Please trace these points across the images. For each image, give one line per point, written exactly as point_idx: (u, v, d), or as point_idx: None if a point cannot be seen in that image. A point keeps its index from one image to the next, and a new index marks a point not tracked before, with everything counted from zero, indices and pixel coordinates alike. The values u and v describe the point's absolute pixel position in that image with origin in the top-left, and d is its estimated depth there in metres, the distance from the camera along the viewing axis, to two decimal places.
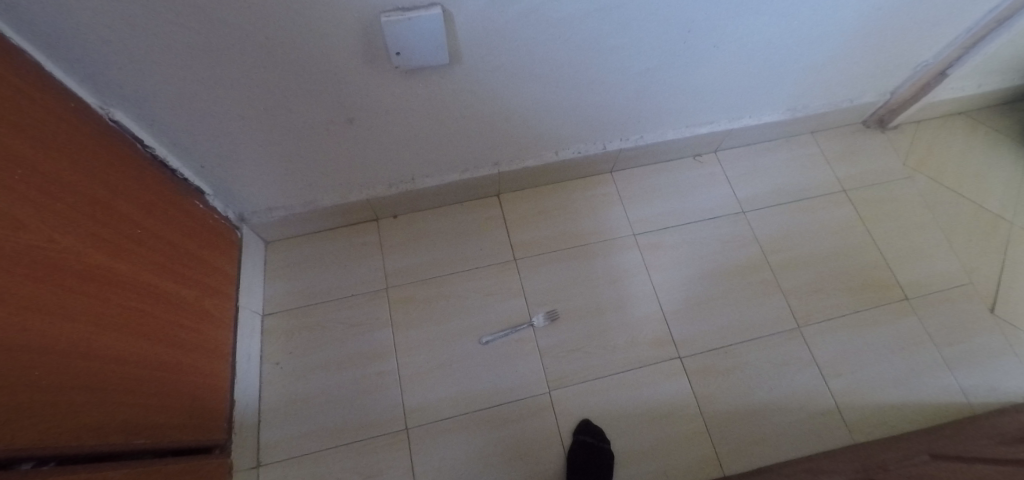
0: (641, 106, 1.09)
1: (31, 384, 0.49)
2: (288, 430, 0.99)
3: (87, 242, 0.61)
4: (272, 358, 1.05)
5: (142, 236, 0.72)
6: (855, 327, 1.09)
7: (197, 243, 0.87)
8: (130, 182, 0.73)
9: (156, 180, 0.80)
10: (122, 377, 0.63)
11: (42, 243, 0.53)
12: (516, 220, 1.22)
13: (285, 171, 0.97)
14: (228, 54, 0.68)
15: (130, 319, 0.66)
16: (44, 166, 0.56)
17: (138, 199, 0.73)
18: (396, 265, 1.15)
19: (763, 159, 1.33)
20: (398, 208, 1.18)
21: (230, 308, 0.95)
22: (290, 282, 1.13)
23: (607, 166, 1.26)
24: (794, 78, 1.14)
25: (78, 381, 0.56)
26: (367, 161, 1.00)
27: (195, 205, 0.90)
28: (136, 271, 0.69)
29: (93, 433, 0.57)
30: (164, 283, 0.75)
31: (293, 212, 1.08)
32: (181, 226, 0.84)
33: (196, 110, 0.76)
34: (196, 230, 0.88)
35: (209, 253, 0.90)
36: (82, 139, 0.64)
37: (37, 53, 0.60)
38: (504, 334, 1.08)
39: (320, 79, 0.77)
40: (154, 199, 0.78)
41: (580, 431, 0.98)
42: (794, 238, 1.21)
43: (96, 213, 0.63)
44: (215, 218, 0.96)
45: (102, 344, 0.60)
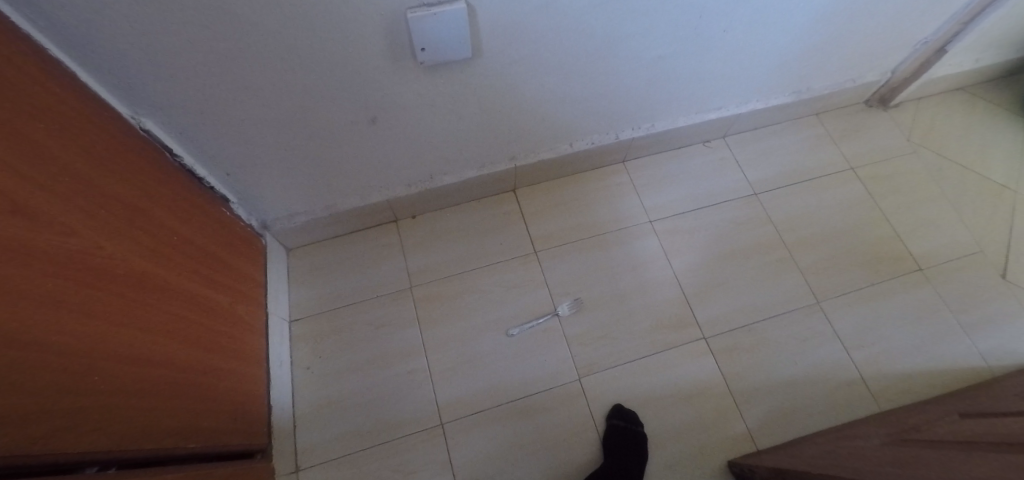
0: (652, 94, 1.10)
1: (89, 389, 0.49)
2: (324, 432, 0.99)
3: (129, 249, 0.61)
4: (303, 363, 1.06)
5: (177, 242, 0.72)
6: (874, 300, 1.11)
7: (227, 249, 0.88)
8: (163, 190, 0.73)
9: (186, 188, 0.80)
10: (170, 382, 0.63)
11: (87, 248, 0.53)
12: (533, 214, 1.23)
13: (307, 175, 0.97)
14: (254, 55, 0.69)
15: (174, 324, 0.67)
16: (84, 174, 0.56)
17: (171, 206, 0.74)
18: (418, 264, 1.16)
19: (771, 142, 1.36)
20: (417, 207, 1.19)
21: (261, 314, 0.95)
22: (314, 287, 1.13)
23: (619, 156, 1.28)
24: (800, 59, 1.16)
25: (132, 386, 0.56)
26: (387, 161, 1.01)
27: (222, 212, 0.90)
28: (175, 277, 0.69)
29: (148, 437, 0.58)
30: (200, 289, 0.75)
31: (315, 217, 1.09)
32: (212, 233, 0.84)
33: (221, 115, 0.77)
34: (225, 237, 0.89)
35: (238, 260, 0.91)
36: (118, 149, 0.65)
37: (73, 64, 0.61)
38: (530, 325, 1.10)
39: (344, 78, 0.78)
40: (185, 205, 0.78)
41: (614, 416, 0.99)
42: (807, 216, 1.23)
43: (134, 220, 0.64)
44: (242, 226, 0.96)
45: (151, 350, 0.61)
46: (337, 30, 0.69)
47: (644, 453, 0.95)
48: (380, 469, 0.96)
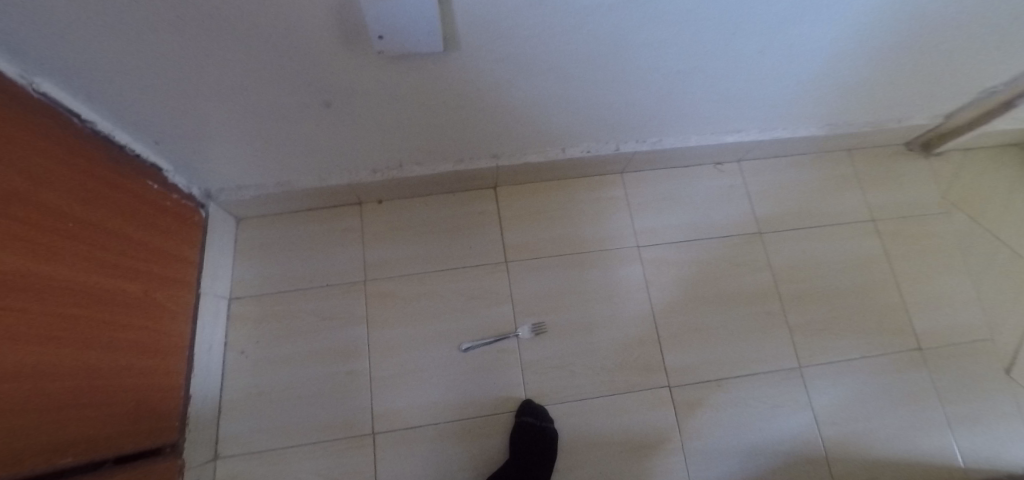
0: (665, 109, 0.96)
1: None
2: (250, 424, 0.94)
3: (16, 246, 0.52)
4: (238, 346, 0.99)
5: (76, 229, 0.62)
6: (860, 374, 1.02)
7: (148, 229, 0.78)
8: (60, 166, 0.61)
9: (95, 159, 0.69)
10: (60, 393, 0.56)
11: None
12: (511, 218, 1.12)
13: (255, 152, 0.86)
14: (170, 27, 0.55)
15: (65, 327, 0.58)
16: None
17: (71, 185, 0.63)
18: (376, 256, 1.07)
19: (790, 175, 1.21)
20: (384, 193, 1.08)
21: (188, 295, 0.87)
22: (262, 265, 1.05)
23: (618, 167, 1.15)
24: (844, 91, 1.00)
25: (14, 405, 0.49)
26: (348, 146, 0.89)
27: (146, 184, 0.79)
28: (69, 272, 0.60)
29: (33, 459, 0.51)
30: (105, 281, 0.66)
31: (265, 192, 0.98)
32: (130, 211, 0.74)
33: (138, 83, 0.64)
34: (146, 214, 0.78)
35: (164, 239, 0.81)
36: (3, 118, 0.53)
37: None
38: (484, 343, 1.02)
39: (288, 58, 0.64)
40: (95, 182, 0.67)
41: (522, 412, 0.95)
42: (810, 268, 1.11)
43: (25, 207, 0.54)
44: (173, 198, 0.86)
45: (37, 360, 0.53)
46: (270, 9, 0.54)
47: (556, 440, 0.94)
48: (302, 472, 0.91)
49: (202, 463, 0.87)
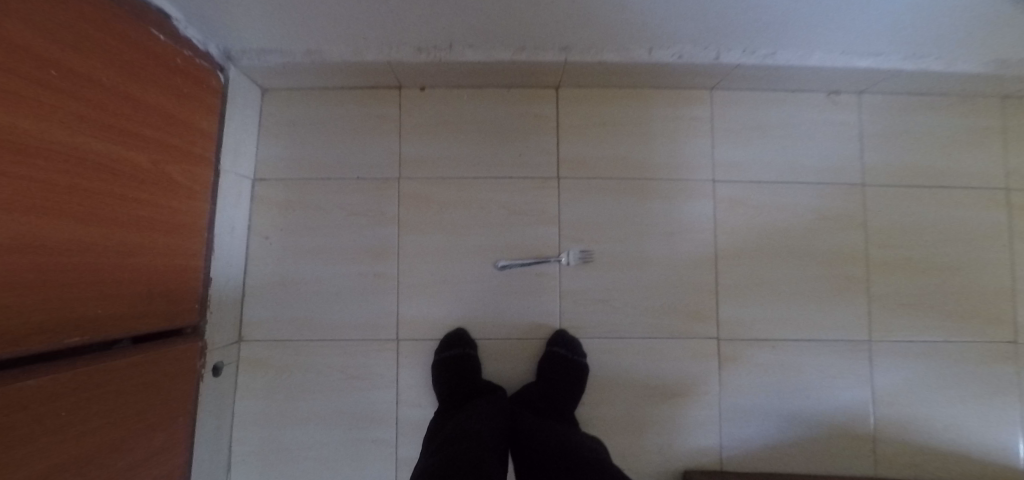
0: (797, 14, 0.73)
1: None
2: (274, 311, 0.91)
3: None
4: (262, 231, 0.92)
5: (68, 79, 0.50)
6: (937, 359, 0.91)
7: (157, 88, 0.65)
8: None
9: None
10: (55, 269, 0.49)
11: None
12: (571, 127, 0.95)
13: (276, 7, 0.69)
14: None
15: (59, 196, 0.49)
16: None
17: (58, 19, 0.49)
18: (414, 152, 0.94)
19: (919, 118, 0.98)
20: (427, 78, 0.91)
21: (206, 172, 0.78)
22: (289, 145, 0.94)
23: (710, 80, 0.94)
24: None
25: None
26: (389, 13, 0.71)
27: (152, 32, 0.65)
28: (62, 132, 0.49)
29: (23, 338, 0.46)
30: (108, 146, 0.56)
31: (291, 61, 0.83)
32: (132, 61, 0.61)
33: None
34: (155, 70, 0.65)
35: (173, 102, 0.69)
36: None
37: None
38: (523, 264, 0.91)
39: None
40: (83, 15, 0.53)
41: (553, 342, 0.89)
42: (912, 234, 0.94)
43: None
44: (185, 55, 0.72)
45: (20, 232, 0.45)
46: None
47: (585, 375, 0.89)
48: (324, 366, 0.89)
49: (226, 344, 0.85)
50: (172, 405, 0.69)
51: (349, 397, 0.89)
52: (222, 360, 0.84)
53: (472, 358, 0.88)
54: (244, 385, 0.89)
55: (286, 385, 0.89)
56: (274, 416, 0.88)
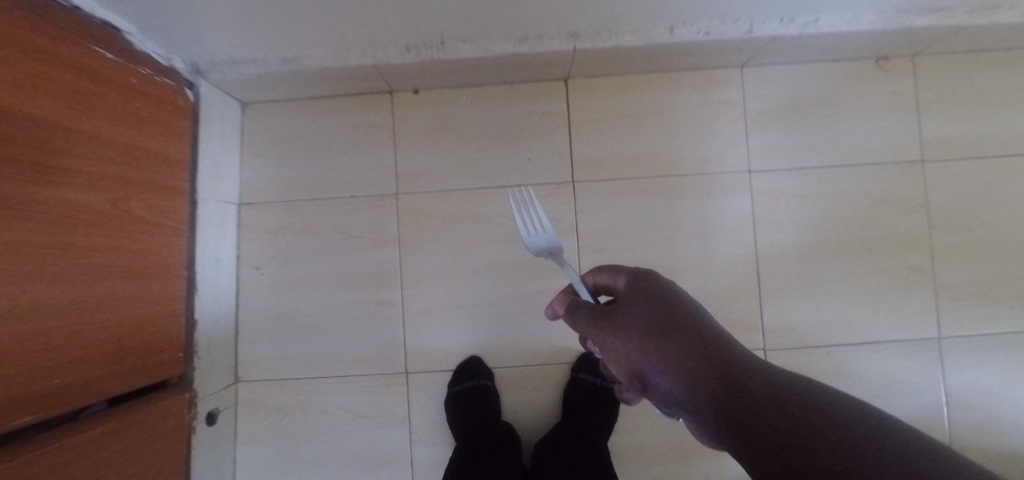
0: None
1: None
2: (270, 349, 0.83)
3: None
4: (252, 262, 0.84)
5: (46, 135, 0.49)
6: (1012, 349, 0.81)
7: (135, 124, 0.62)
8: (18, 41, 0.46)
9: (64, 44, 0.52)
10: (38, 338, 0.47)
11: None
12: (583, 123, 0.85)
13: (238, 11, 0.59)
14: None
15: (33, 258, 0.47)
16: None
17: (45, 81, 0.49)
18: (412, 164, 0.85)
19: (984, 80, 0.86)
20: (421, 79, 0.82)
21: (185, 207, 0.72)
22: (276, 165, 0.86)
23: (740, 57, 0.82)
24: None
25: None
26: (366, 8, 0.62)
27: (124, 64, 0.62)
28: (28, 190, 0.46)
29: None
30: (83, 196, 0.53)
31: (268, 71, 0.76)
32: (112, 104, 0.59)
33: None
34: (136, 103, 0.63)
35: (112, 120, 0.58)
36: None
37: None
38: (585, 311, 0.49)
39: None
40: (75, 74, 0.54)
41: (577, 369, 0.80)
42: (981, 212, 0.83)
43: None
44: (173, 99, 0.71)
45: (7, 305, 0.44)
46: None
47: (614, 407, 0.79)
48: (330, 405, 0.82)
49: (221, 389, 0.78)
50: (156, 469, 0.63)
51: (356, 438, 0.81)
52: (216, 407, 0.77)
53: (490, 390, 0.79)
54: (244, 431, 0.81)
55: (288, 428, 0.81)
56: (277, 462, 0.81)
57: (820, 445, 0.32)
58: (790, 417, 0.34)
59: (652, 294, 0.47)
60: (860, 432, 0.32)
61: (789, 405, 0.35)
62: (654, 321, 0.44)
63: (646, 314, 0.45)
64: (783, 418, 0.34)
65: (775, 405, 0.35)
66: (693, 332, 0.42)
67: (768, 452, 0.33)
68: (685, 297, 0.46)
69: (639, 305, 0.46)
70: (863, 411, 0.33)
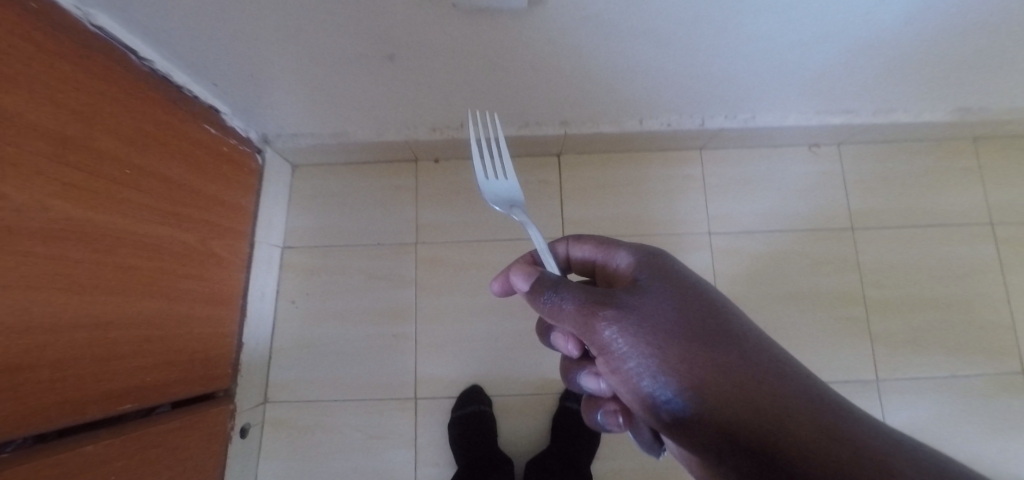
0: (755, 85, 0.80)
1: (72, 362, 0.51)
2: (297, 373, 0.95)
3: (106, 211, 0.56)
4: (289, 296, 0.99)
5: (160, 188, 0.66)
6: (941, 391, 0.94)
7: (218, 182, 0.80)
8: (151, 122, 0.65)
9: (181, 123, 0.72)
10: (136, 342, 0.61)
11: (28, 215, 0.46)
12: (573, 190, 1.03)
13: (309, 98, 0.82)
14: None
15: (141, 280, 0.62)
16: (68, 131, 0.51)
17: (164, 149, 0.68)
18: (430, 219, 1.02)
19: (897, 165, 1.06)
20: (441, 152, 1.02)
21: (245, 247, 0.88)
22: (316, 216, 1.04)
23: (698, 142, 1.03)
24: (980, 84, 0.83)
25: (94, 353, 0.54)
26: (405, 98, 0.84)
27: (219, 138, 0.82)
28: (145, 228, 0.63)
29: (99, 400, 0.56)
30: (178, 235, 0.70)
31: (322, 142, 0.97)
32: (205, 167, 0.77)
33: (204, 38, 0.62)
34: (221, 166, 0.82)
35: (203, 179, 0.76)
36: (107, 98, 0.58)
37: None
38: (593, 288, 0.45)
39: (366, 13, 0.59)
40: (185, 146, 0.72)
41: (565, 398, 0.92)
42: (904, 272, 1.00)
43: (123, 180, 0.59)
44: (248, 164, 0.90)
45: (119, 313, 0.58)
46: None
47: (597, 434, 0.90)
48: (346, 425, 0.92)
49: (253, 406, 0.90)
50: (200, 468, 0.73)
51: (368, 457, 0.91)
52: (248, 422, 0.88)
53: (488, 415, 0.90)
54: (268, 448, 0.91)
55: (308, 446, 0.91)
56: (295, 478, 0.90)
57: (808, 440, 0.36)
58: (785, 413, 0.38)
59: (666, 275, 0.47)
60: (837, 429, 0.37)
61: (781, 398, 0.39)
62: (673, 306, 0.44)
63: (663, 296, 0.45)
64: (776, 412, 0.38)
65: (769, 399, 0.39)
66: (705, 318, 0.44)
67: (757, 442, 0.37)
68: (697, 281, 0.47)
69: (655, 287, 0.46)
70: (840, 406, 0.39)
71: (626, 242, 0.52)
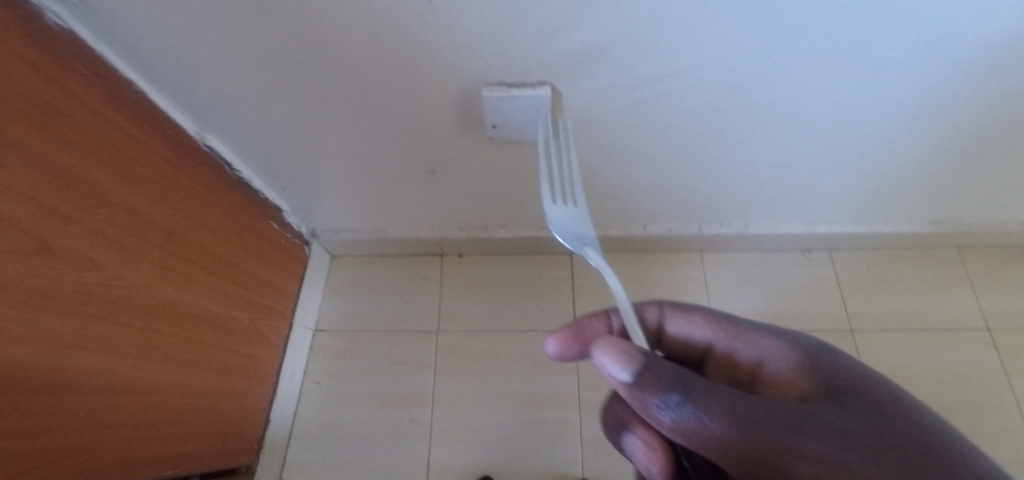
0: (741, 197, 0.93)
1: (136, 417, 0.61)
2: (313, 456, 0.97)
3: (182, 288, 0.71)
4: (314, 377, 1.05)
5: (226, 273, 0.81)
6: None
7: (271, 270, 0.95)
8: (229, 219, 0.84)
9: (250, 220, 0.90)
10: (183, 406, 0.70)
11: (132, 287, 0.61)
12: (584, 285, 1.12)
13: (355, 202, 1.00)
14: (301, 122, 0.75)
15: (196, 351, 0.73)
16: (170, 224, 0.69)
17: (236, 241, 0.85)
18: (452, 308, 1.11)
19: (887, 271, 1.14)
20: (465, 248, 1.14)
21: (283, 327, 0.99)
22: (347, 302, 1.13)
23: (698, 245, 1.13)
24: (941, 202, 0.95)
25: (152, 411, 0.64)
26: (440, 204, 1.00)
27: (277, 232, 0.99)
28: (209, 305, 0.77)
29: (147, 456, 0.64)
30: (232, 313, 0.83)
31: (362, 236, 1.11)
32: (264, 256, 0.93)
33: (278, 152, 0.84)
34: (276, 256, 0.98)
35: (260, 266, 0.92)
36: (201, 200, 0.77)
37: (170, 109, 0.73)
38: (734, 390, 0.36)
39: (404, 138, 0.78)
40: (251, 240, 0.90)
41: None
42: (909, 376, 1.02)
43: (199, 265, 0.75)
44: (297, 255, 1.06)
45: (176, 378, 0.69)
46: (379, 10, 0.50)
47: None
48: None
49: None
50: None
51: None
52: None
53: None
54: None
55: None
56: None
57: None
58: None
59: (832, 380, 0.40)
60: None
61: None
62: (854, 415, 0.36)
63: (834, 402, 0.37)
64: None
65: None
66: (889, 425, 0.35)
67: None
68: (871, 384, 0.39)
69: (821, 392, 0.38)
70: None
71: (757, 330, 0.47)
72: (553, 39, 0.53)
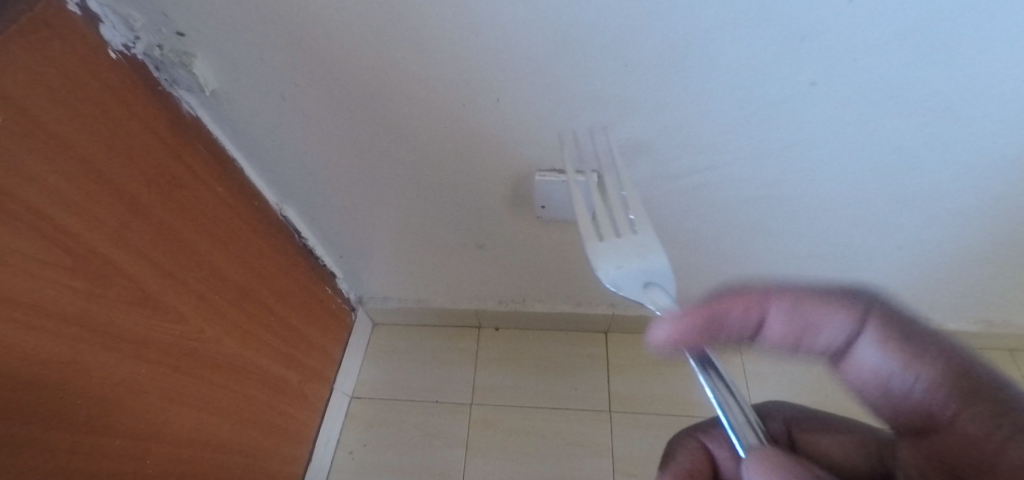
0: None
1: (190, 470, 0.63)
2: None
3: (247, 345, 0.76)
4: (347, 446, 1.05)
5: (284, 333, 0.87)
6: None
7: (320, 333, 1.00)
8: (293, 283, 0.91)
9: (309, 284, 0.97)
10: (230, 464, 0.72)
11: (208, 342, 0.67)
12: (619, 366, 1.12)
13: (404, 271, 1.07)
14: (370, 199, 0.85)
15: (250, 408, 0.76)
16: (247, 284, 0.77)
17: (296, 303, 0.91)
18: (486, 381, 1.11)
19: None
20: (502, 321, 1.17)
21: (323, 390, 1.01)
22: (383, 370, 1.15)
23: None
24: (986, 300, 0.95)
25: (204, 466, 0.66)
26: (483, 276, 1.05)
27: (329, 297, 1.06)
28: (266, 363, 0.81)
29: None
30: (284, 373, 0.86)
31: (405, 304, 1.16)
32: (316, 319, 0.99)
33: (344, 224, 0.93)
34: (326, 320, 1.03)
35: (312, 327, 0.97)
36: (274, 263, 0.85)
37: (260, 184, 0.84)
38: None
39: (458, 216, 0.87)
40: (308, 302, 0.96)
41: None
42: None
43: (264, 324, 0.81)
44: (344, 320, 1.11)
45: (229, 434, 0.71)
46: (454, 111, 0.61)
47: None
48: None
49: None
50: None
51: None
52: None
53: None
54: None
55: None
56: None
57: None
58: None
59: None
60: None
61: None
62: None
63: None
64: None
65: None
66: None
67: None
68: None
69: None
70: None
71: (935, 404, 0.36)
72: (602, 135, 0.60)
